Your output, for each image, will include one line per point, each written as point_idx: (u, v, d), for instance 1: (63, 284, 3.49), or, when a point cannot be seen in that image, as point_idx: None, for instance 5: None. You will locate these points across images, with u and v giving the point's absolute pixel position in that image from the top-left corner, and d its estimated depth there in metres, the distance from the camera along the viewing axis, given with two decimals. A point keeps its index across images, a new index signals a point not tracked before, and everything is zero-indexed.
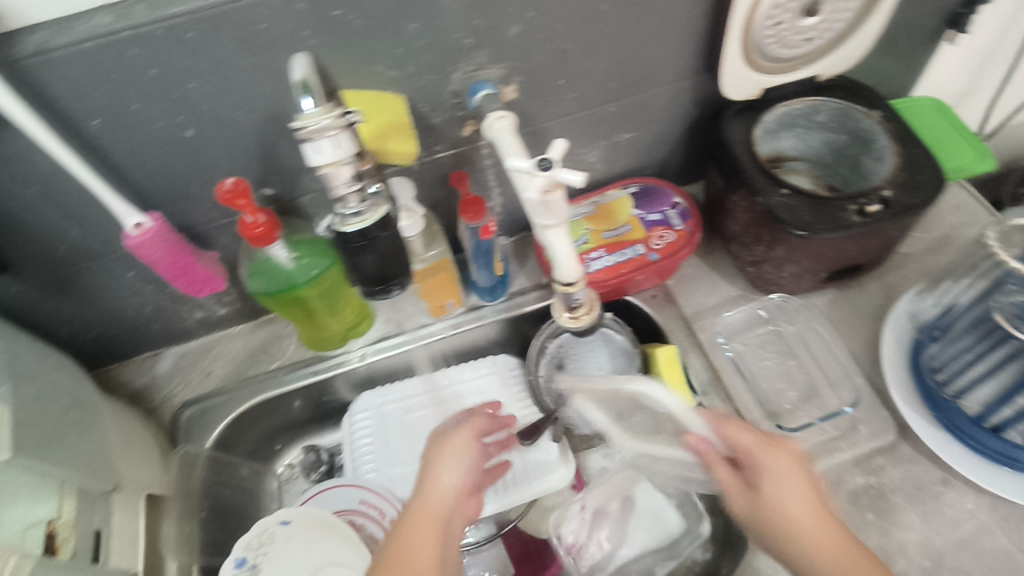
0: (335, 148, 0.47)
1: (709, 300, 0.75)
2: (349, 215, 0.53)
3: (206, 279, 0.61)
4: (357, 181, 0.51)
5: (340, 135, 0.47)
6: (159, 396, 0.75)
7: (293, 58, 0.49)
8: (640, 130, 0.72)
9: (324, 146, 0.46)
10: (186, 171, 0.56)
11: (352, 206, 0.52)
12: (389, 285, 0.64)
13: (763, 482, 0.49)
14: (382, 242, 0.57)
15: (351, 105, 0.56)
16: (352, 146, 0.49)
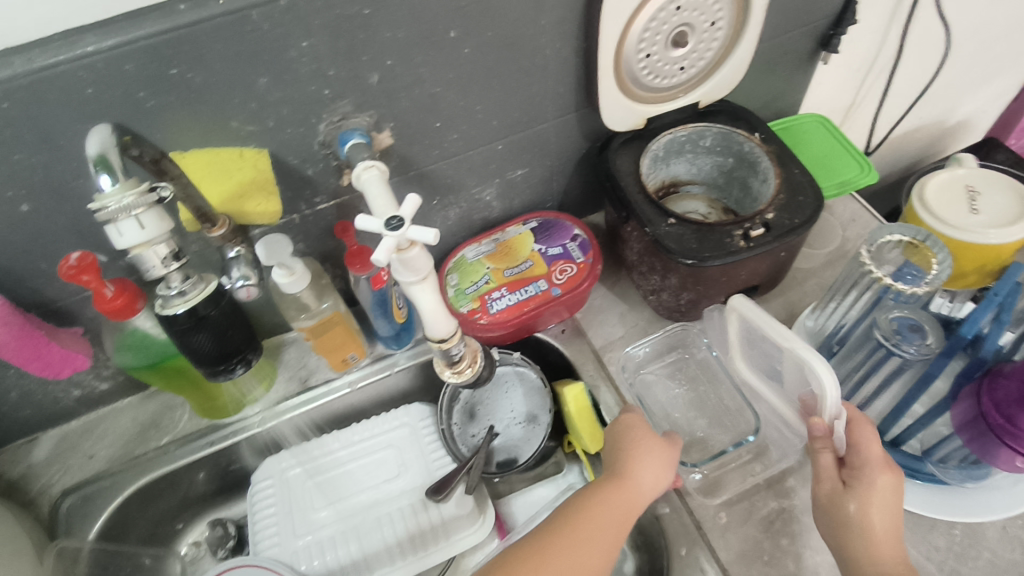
0: (146, 224, 0.45)
1: (618, 331, 0.74)
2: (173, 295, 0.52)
3: (64, 359, 0.58)
4: (176, 259, 0.50)
5: (147, 213, 0.45)
6: (37, 486, 0.69)
7: (94, 129, 0.44)
8: (532, 166, 0.71)
9: (127, 228, 0.45)
10: (29, 247, 0.52)
11: (174, 285, 0.52)
12: (229, 362, 0.60)
13: (860, 494, 0.50)
14: (217, 318, 0.56)
15: (191, 168, 0.53)
16: (164, 223, 0.47)
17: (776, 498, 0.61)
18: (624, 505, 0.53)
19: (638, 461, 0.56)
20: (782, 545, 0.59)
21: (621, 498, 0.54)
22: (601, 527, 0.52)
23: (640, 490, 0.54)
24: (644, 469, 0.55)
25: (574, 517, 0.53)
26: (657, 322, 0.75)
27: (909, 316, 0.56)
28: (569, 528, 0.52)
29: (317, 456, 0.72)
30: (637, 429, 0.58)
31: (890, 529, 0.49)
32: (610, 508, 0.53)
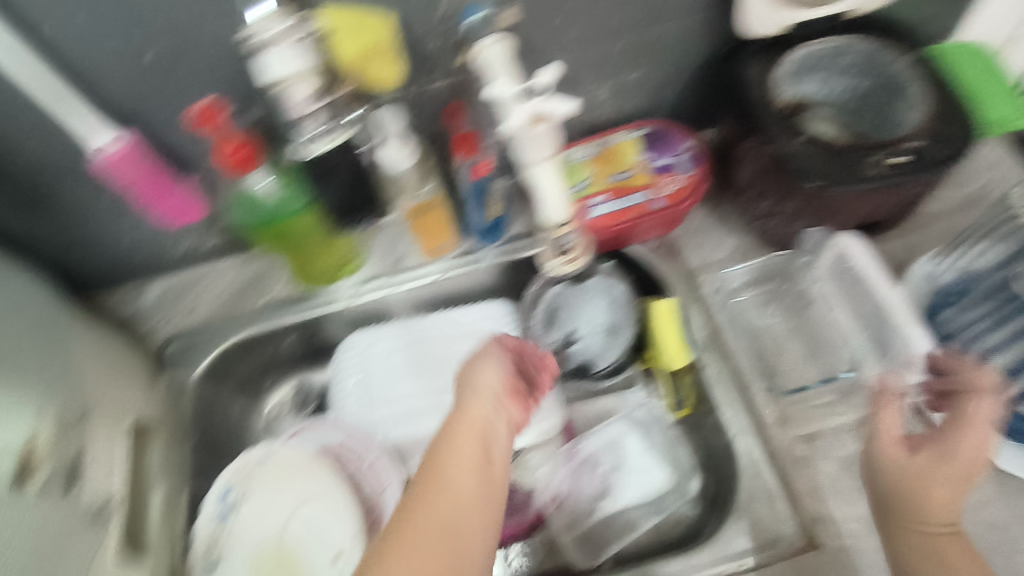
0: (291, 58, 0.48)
1: (715, 255, 0.72)
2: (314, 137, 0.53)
3: (185, 205, 0.59)
4: (322, 100, 0.51)
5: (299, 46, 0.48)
6: (144, 327, 0.74)
7: None
8: (651, 68, 0.67)
9: (277, 56, 0.48)
10: (158, 91, 0.53)
11: (314, 128, 0.52)
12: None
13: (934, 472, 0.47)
14: None
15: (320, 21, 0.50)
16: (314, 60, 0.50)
17: (860, 440, 0.60)
18: (472, 451, 0.44)
19: (481, 365, 0.52)
20: (860, 486, 0.58)
21: (468, 422, 0.46)
22: (467, 449, 0.44)
23: (480, 407, 0.48)
24: (483, 374, 0.51)
25: (438, 443, 0.45)
26: (757, 250, 0.72)
27: None
28: (426, 490, 0.41)
29: (394, 333, 0.74)
30: (476, 358, 0.53)
31: (939, 501, 0.46)
32: (454, 456, 0.43)
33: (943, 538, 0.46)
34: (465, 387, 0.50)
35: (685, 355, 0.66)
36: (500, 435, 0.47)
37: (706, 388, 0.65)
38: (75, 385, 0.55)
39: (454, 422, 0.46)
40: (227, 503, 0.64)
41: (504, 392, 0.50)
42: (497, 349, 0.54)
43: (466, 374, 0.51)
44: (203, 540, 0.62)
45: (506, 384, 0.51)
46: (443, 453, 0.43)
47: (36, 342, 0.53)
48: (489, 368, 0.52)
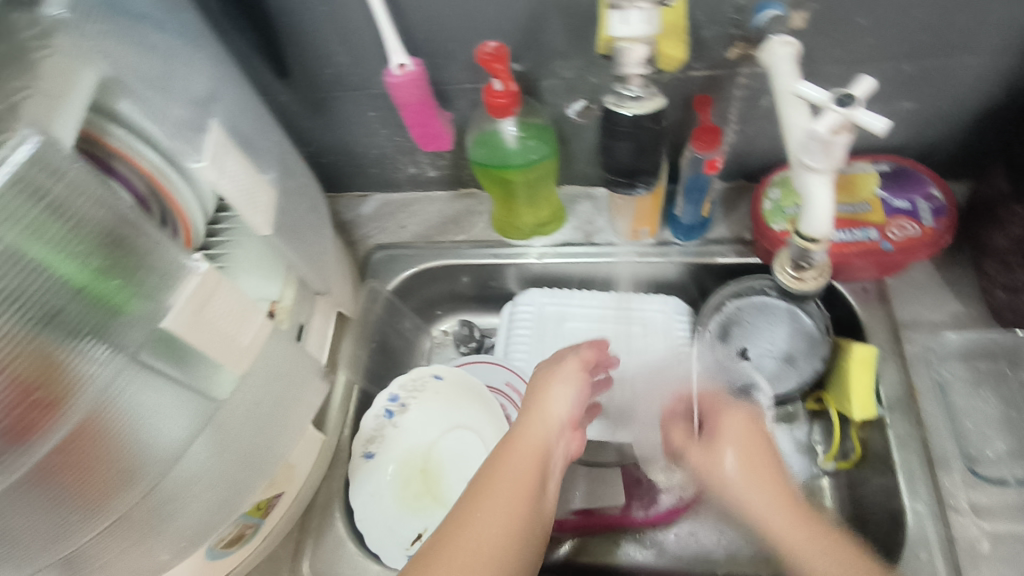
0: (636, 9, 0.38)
1: (930, 314, 0.66)
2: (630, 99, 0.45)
3: (437, 135, 0.64)
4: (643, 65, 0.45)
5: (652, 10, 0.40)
6: (358, 232, 0.82)
7: None
8: (925, 102, 0.62)
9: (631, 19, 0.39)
10: (453, 26, 0.58)
11: (631, 90, 0.47)
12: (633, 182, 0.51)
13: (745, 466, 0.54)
14: None
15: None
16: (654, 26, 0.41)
17: None
18: (530, 453, 0.51)
19: (547, 384, 0.57)
20: None
21: (531, 436, 0.53)
22: (518, 464, 0.50)
23: (545, 423, 0.54)
24: (552, 400, 0.55)
25: (501, 449, 0.52)
26: (979, 322, 0.65)
27: None
28: (484, 480, 0.49)
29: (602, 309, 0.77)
30: (555, 363, 0.59)
31: (766, 473, 0.54)
32: (514, 460, 0.51)
33: (763, 467, 0.54)
34: (529, 401, 0.56)
35: (872, 408, 0.61)
36: (554, 464, 0.53)
37: (884, 448, 0.61)
38: (325, 265, 0.62)
39: (516, 433, 0.53)
40: (394, 406, 0.71)
41: (568, 426, 0.56)
42: (577, 361, 0.59)
43: (539, 387, 0.57)
44: (369, 431, 0.70)
45: (569, 415, 0.56)
46: (494, 471, 0.50)
47: (317, 215, 0.61)
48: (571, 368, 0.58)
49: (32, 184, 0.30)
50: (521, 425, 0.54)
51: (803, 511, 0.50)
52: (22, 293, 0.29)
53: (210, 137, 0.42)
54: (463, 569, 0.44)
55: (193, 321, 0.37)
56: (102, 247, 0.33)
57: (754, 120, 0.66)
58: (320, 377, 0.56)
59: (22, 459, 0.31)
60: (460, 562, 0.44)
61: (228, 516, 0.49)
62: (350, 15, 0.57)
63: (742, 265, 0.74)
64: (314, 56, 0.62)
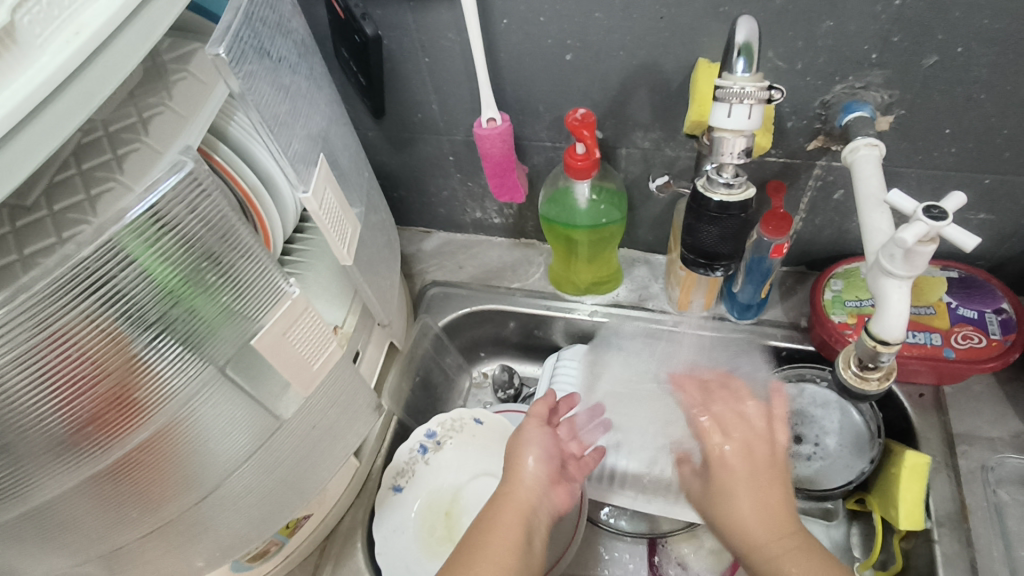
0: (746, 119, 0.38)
1: (988, 429, 0.64)
2: (719, 184, 0.43)
3: (513, 187, 0.66)
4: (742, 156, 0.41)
5: (754, 108, 0.38)
6: (416, 267, 0.85)
7: (743, 20, 0.38)
8: (1001, 216, 0.62)
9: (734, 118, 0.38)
10: (545, 91, 0.61)
11: (725, 176, 0.42)
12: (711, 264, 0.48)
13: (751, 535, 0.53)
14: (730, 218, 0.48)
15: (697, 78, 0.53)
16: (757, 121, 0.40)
17: None
18: (512, 506, 0.56)
19: (522, 451, 0.60)
20: None
21: (522, 488, 0.57)
22: (510, 527, 0.54)
23: (528, 480, 0.58)
24: (525, 461, 0.59)
25: (491, 518, 0.55)
26: None
27: None
28: (485, 523, 0.55)
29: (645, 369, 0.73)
30: (518, 440, 0.62)
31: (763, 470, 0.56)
32: (503, 516, 0.55)
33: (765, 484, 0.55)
34: (508, 476, 0.59)
35: (920, 519, 0.59)
36: (543, 517, 0.57)
37: (930, 564, 0.58)
38: (390, 298, 0.64)
39: (511, 486, 0.58)
40: (429, 442, 0.71)
41: (551, 482, 0.59)
42: (543, 403, 0.65)
43: (517, 447, 0.61)
44: (401, 464, 0.69)
45: (549, 471, 0.60)
46: (499, 505, 0.56)
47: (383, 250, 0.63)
48: (534, 427, 0.62)
49: (164, 216, 0.33)
50: (506, 485, 0.58)
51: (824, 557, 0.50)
52: (136, 305, 0.34)
53: (317, 170, 0.46)
54: (492, 553, 0.52)
55: (273, 340, 0.41)
56: (207, 265, 0.37)
57: (825, 212, 0.67)
58: (373, 412, 0.57)
59: (107, 452, 0.36)
60: (490, 550, 0.52)
61: (263, 535, 0.51)
62: (450, 70, 0.61)
63: (792, 351, 0.73)
64: (409, 101, 0.65)
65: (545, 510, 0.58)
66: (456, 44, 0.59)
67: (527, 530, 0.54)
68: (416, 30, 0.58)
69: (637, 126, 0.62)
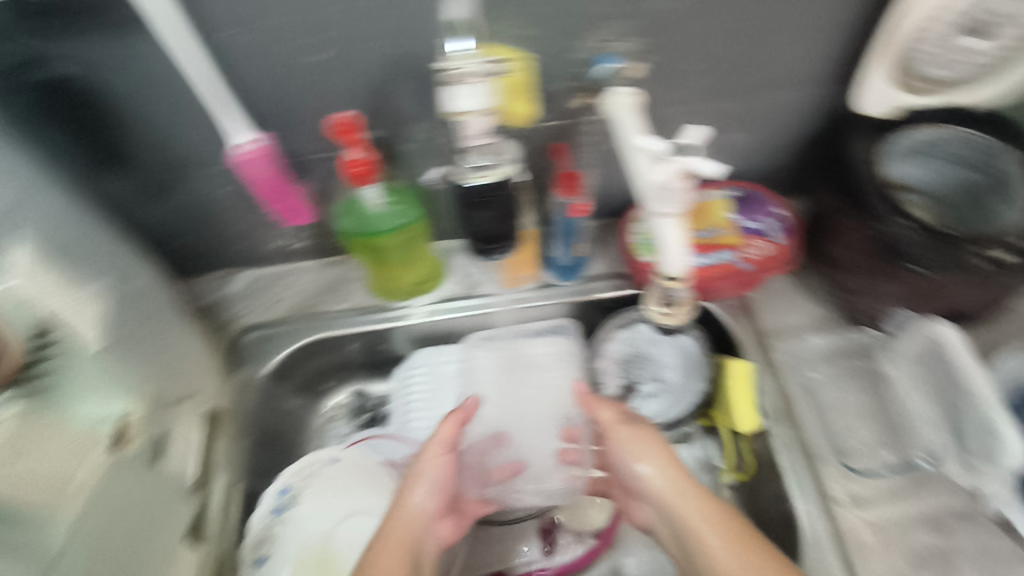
0: (472, 96, 0.42)
1: (791, 321, 0.71)
2: (474, 167, 0.47)
3: (297, 209, 0.61)
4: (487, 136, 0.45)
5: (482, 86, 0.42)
6: (226, 314, 0.75)
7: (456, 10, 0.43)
8: (755, 133, 0.68)
9: (462, 94, 0.42)
10: (299, 99, 0.56)
11: (477, 158, 0.46)
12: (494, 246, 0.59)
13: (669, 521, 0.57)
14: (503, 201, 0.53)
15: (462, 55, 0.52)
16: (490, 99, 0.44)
17: (931, 532, 0.57)
18: (400, 538, 0.50)
19: (414, 479, 0.56)
20: None
21: (407, 519, 0.52)
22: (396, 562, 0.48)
23: (412, 510, 0.53)
24: (416, 491, 0.55)
25: (376, 553, 0.49)
26: (834, 324, 0.71)
27: None
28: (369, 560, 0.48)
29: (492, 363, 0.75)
30: (414, 462, 0.58)
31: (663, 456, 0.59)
32: (388, 550, 0.49)
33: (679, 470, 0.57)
34: (397, 507, 0.53)
35: (755, 419, 0.65)
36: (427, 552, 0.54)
37: (772, 455, 0.64)
38: None
39: (394, 517, 0.52)
40: (285, 500, 0.63)
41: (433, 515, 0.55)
42: (451, 425, 0.60)
43: (415, 469, 0.57)
44: (256, 534, 0.61)
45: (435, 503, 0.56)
46: (384, 540, 0.50)
47: None
48: (434, 455, 0.58)
49: None
50: (392, 515, 0.52)
51: (750, 539, 0.49)
52: None
53: None
54: None
55: None
56: None
57: (612, 162, 0.69)
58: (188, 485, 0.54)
59: None
60: None
61: None
62: (190, 92, 0.54)
63: (620, 298, 0.76)
64: (148, 140, 0.57)
65: (425, 545, 0.54)
66: (178, 66, 0.51)
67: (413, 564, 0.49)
68: (139, 54, 0.51)
69: (411, 118, 0.59)
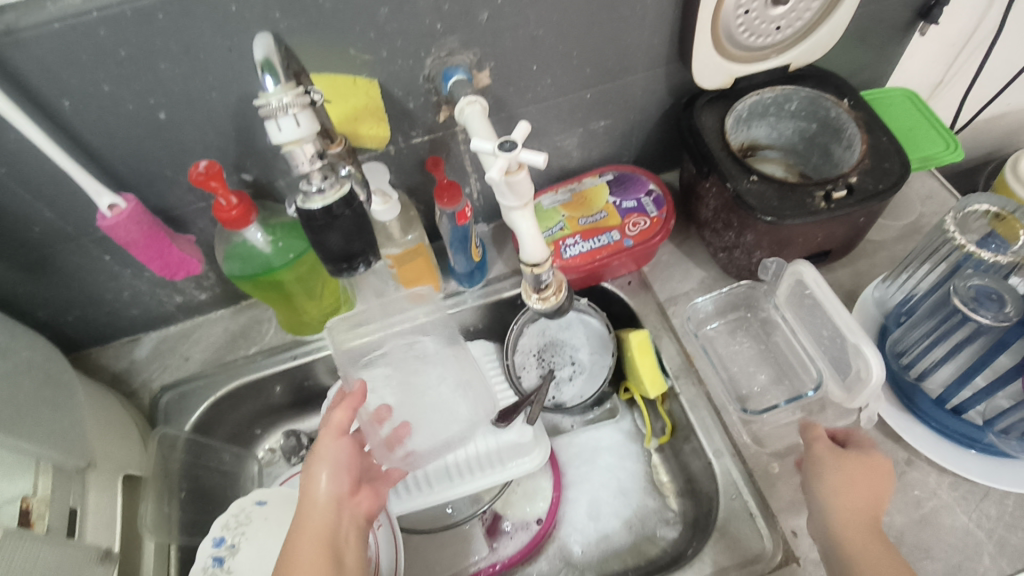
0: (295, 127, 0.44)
1: (684, 286, 0.76)
2: (313, 193, 0.48)
3: (181, 262, 0.61)
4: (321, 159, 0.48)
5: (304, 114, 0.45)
6: (138, 380, 0.76)
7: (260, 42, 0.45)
8: (615, 118, 0.73)
9: (286, 126, 0.44)
10: (161, 155, 0.57)
11: (315, 183, 0.48)
12: (352, 263, 0.55)
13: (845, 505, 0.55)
14: (345, 221, 0.51)
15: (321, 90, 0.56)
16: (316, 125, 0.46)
17: None
18: (315, 533, 0.50)
19: (314, 469, 0.54)
20: None
21: (315, 511, 0.51)
22: (315, 559, 0.48)
23: (320, 500, 0.52)
24: (317, 481, 0.53)
25: (292, 554, 0.48)
26: (721, 281, 0.76)
27: (989, 284, 0.55)
28: (288, 560, 0.48)
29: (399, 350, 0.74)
30: (312, 450, 0.56)
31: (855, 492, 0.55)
32: (304, 549, 0.48)
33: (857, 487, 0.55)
34: (305, 501, 0.52)
35: (661, 382, 0.69)
36: (349, 532, 0.52)
37: (682, 413, 0.68)
38: (77, 438, 0.56)
39: (301, 514, 0.51)
40: (222, 550, 0.62)
41: (346, 495, 0.54)
42: (341, 409, 0.57)
43: (315, 459, 0.55)
44: None
45: (346, 484, 0.54)
46: (299, 542, 0.49)
47: (36, 396, 0.54)
48: (330, 439, 0.56)
49: None
50: (299, 514, 0.51)
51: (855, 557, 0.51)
52: None
53: None
54: None
55: None
56: None
57: None
58: (100, 561, 0.53)
59: None
60: None
61: None
62: (39, 170, 0.54)
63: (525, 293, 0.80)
64: (13, 217, 0.57)
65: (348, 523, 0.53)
66: (26, 143, 0.51)
67: (335, 553, 0.49)
68: None
69: (277, 154, 0.61)
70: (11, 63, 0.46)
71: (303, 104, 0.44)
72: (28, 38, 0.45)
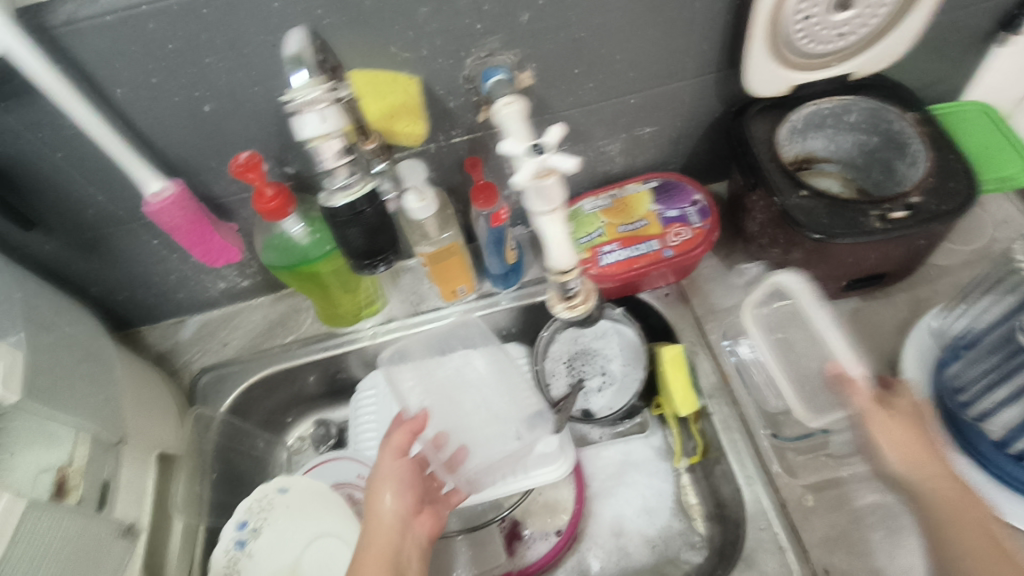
0: (321, 122, 0.45)
1: (724, 302, 0.73)
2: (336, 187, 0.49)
3: (222, 249, 0.63)
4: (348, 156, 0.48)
5: (330, 109, 0.46)
6: (179, 361, 0.78)
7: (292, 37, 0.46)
8: (662, 124, 0.70)
9: (312, 120, 0.45)
10: (207, 145, 0.58)
11: (340, 179, 0.49)
12: (373, 261, 0.56)
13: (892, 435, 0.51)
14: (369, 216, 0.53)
15: (360, 87, 0.56)
16: (342, 120, 0.47)
17: (874, 493, 0.59)
18: (380, 549, 0.50)
19: (378, 489, 0.55)
20: (871, 539, 0.56)
21: (379, 527, 0.52)
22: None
23: (384, 518, 0.53)
24: (382, 499, 0.54)
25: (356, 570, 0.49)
26: None
27: None
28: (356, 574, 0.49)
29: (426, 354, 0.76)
30: (374, 471, 0.57)
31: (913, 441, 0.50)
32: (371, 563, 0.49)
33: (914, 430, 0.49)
34: (370, 519, 0.53)
35: (693, 400, 0.66)
36: (411, 552, 0.53)
37: (714, 434, 0.65)
38: (110, 414, 0.58)
39: (367, 530, 0.52)
40: (244, 534, 0.64)
41: (410, 513, 0.55)
42: (403, 429, 0.59)
43: (377, 478, 0.56)
44: (219, 570, 0.62)
45: (408, 502, 0.55)
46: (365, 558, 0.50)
47: (74, 369, 0.57)
48: (390, 459, 0.57)
49: None
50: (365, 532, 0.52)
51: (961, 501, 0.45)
52: None
53: None
54: None
55: None
56: None
57: None
58: (121, 535, 0.55)
59: None
60: None
61: None
62: (93, 156, 0.56)
63: None
64: (69, 199, 0.60)
65: (411, 542, 0.53)
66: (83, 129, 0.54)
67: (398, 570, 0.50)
68: (31, 129, 0.53)
69: None
70: (69, 52, 0.48)
71: (329, 99, 0.45)
72: (85, 29, 0.47)
